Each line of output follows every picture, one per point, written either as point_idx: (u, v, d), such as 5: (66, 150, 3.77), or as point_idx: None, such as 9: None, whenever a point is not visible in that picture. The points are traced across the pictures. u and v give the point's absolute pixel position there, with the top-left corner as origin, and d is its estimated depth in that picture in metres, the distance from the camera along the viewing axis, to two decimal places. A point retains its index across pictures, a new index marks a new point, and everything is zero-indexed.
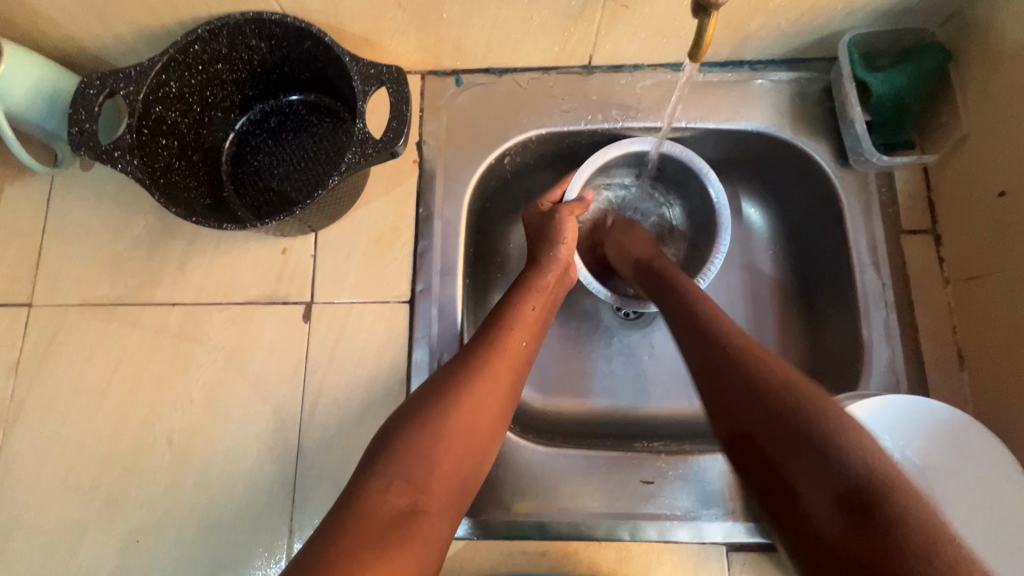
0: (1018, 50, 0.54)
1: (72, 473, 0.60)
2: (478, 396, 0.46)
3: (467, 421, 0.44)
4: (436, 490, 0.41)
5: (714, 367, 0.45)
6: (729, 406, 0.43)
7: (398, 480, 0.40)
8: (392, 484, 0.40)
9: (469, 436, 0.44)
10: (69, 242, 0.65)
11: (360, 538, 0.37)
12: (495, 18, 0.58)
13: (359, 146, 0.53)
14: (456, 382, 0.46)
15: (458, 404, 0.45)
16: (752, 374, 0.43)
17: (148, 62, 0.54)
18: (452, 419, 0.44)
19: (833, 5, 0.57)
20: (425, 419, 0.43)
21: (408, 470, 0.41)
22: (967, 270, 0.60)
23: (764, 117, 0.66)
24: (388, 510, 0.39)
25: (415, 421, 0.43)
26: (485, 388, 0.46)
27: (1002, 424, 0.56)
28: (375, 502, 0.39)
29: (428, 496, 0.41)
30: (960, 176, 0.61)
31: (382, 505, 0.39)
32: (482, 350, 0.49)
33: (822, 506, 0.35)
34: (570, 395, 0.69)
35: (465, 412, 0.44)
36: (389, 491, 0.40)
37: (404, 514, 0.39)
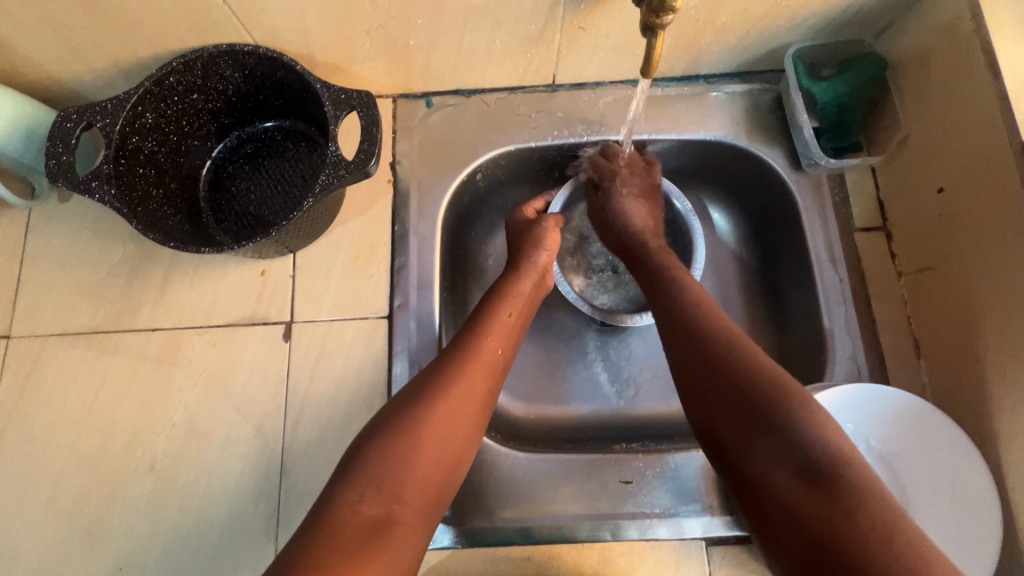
0: (945, 57, 0.58)
1: (54, 502, 0.60)
2: (455, 403, 0.47)
3: (443, 430, 0.46)
4: (410, 501, 0.42)
5: (686, 345, 0.49)
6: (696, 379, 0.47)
7: (371, 491, 0.41)
8: (365, 495, 0.41)
9: (445, 443, 0.45)
10: (47, 273, 0.66)
11: (334, 552, 0.38)
12: (461, 42, 0.61)
13: (332, 168, 0.55)
14: (434, 388, 0.47)
15: (432, 412, 0.46)
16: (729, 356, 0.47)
17: (124, 95, 0.56)
18: (428, 426, 0.45)
19: (775, 22, 0.61)
20: (400, 428, 0.44)
21: (382, 479, 0.42)
22: (917, 263, 0.63)
23: (722, 127, 0.69)
24: (360, 520, 0.40)
25: (392, 431, 0.44)
26: (460, 393, 0.47)
27: (957, 407, 0.59)
28: (347, 512, 0.40)
29: (401, 508, 0.42)
30: (904, 176, 0.65)
31: (355, 516, 0.40)
32: (463, 357, 0.50)
33: (774, 471, 0.41)
34: (548, 403, 0.70)
35: (440, 419, 0.46)
36: (361, 501, 0.41)
37: (375, 525, 0.40)
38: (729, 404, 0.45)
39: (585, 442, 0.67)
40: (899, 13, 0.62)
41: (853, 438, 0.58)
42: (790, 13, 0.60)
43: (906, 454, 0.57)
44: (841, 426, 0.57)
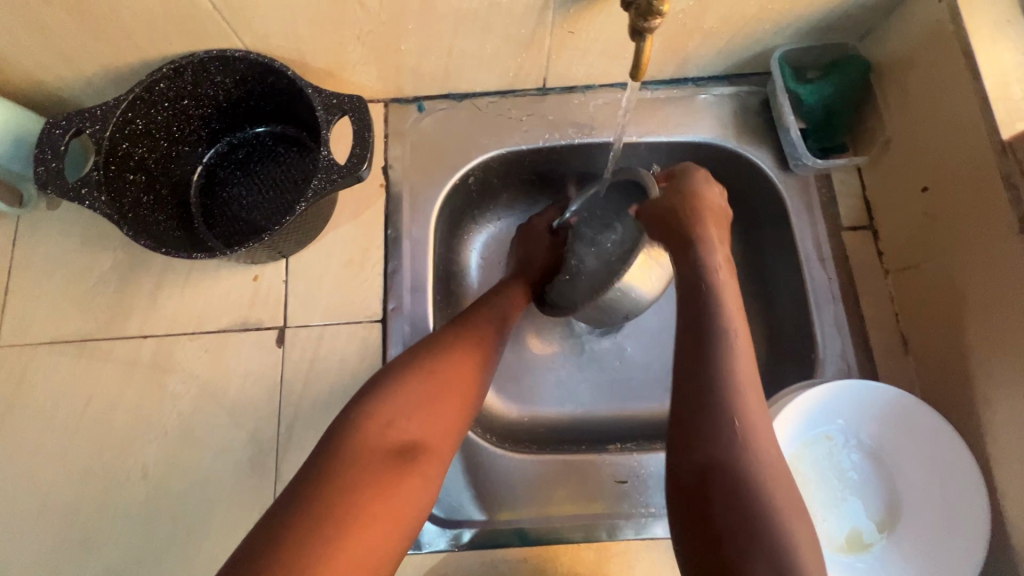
0: (926, 59, 0.59)
1: (44, 513, 0.60)
2: (474, 353, 0.53)
3: (467, 373, 0.52)
4: (438, 431, 0.48)
5: (711, 420, 0.42)
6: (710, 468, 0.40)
7: (400, 419, 0.47)
8: (396, 422, 0.47)
9: (468, 387, 0.51)
10: (36, 280, 0.66)
11: (360, 462, 0.43)
12: (452, 47, 0.61)
13: (325, 172, 0.55)
14: (458, 334, 0.54)
15: (457, 358, 0.52)
16: (754, 457, 0.41)
17: (113, 102, 0.55)
18: (455, 369, 0.51)
19: (761, 25, 0.62)
20: (430, 365, 0.50)
21: (413, 409, 0.48)
22: (903, 261, 0.64)
23: (710, 129, 0.70)
24: (390, 442, 0.45)
25: (425, 367, 0.50)
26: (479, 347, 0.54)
27: (945, 402, 0.60)
28: (378, 434, 0.45)
29: (428, 435, 0.47)
30: (889, 175, 0.66)
31: (385, 438, 0.45)
32: (479, 315, 0.57)
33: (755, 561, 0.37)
34: (542, 404, 0.71)
35: (464, 368, 0.52)
36: (391, 427, 0.46)
37: (405, 449, 0.46)
38: (729, 479, 0.40)
39: (580, 444, 0.68)
40: (882, 16, 0.63)
41: (841, 434, 0.61)
42: (775, 17, 0.61)
43: (895, 449, 0.59)
44: (829, 423, 0.60)
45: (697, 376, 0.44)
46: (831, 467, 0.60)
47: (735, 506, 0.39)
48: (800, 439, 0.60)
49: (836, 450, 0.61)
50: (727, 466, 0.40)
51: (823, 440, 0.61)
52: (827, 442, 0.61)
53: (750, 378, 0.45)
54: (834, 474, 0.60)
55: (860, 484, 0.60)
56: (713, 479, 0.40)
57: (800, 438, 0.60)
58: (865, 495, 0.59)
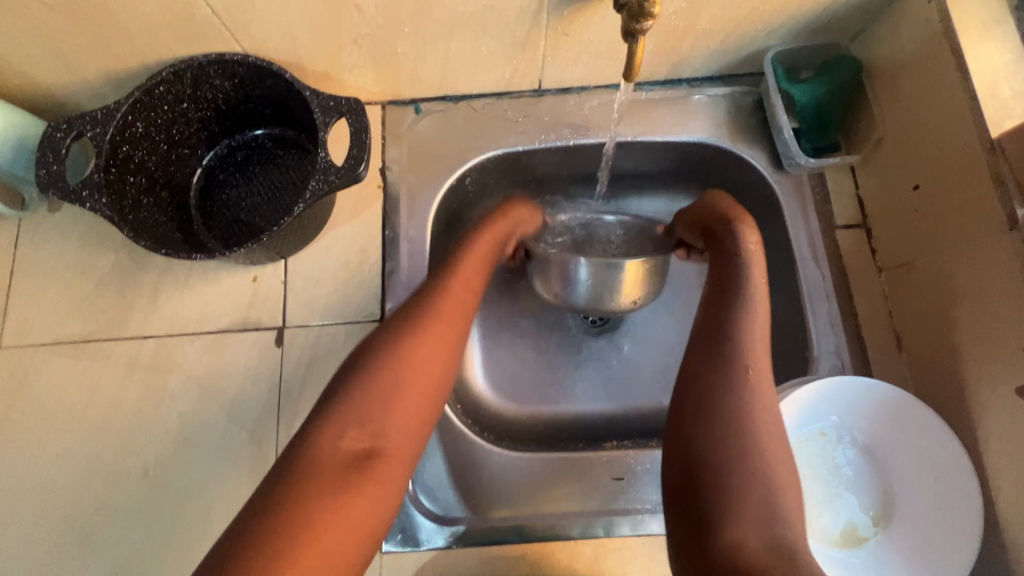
0: (916, 58, 0.60)
1: (45, 512, 0.60)
2: (433, 339, 0.50)
3: (422, 361, 0.48)
4: (394, 429, 0.46)
5: (711, 413, 0.45)
6: (711, 426, 0.44)
7: (352, 428, 0.44)
8: (348, 430, 0.44)
9: (426, 379, 0.48)
10: (38, 282, 0.66)
11: (312, 475, 0.41)
12: (447, 50, 0.62)
13: (322, 173, 0.56)
14: (412, 324, 0.50)
15: (413, 348, 0.49)
16: (749, 426, 0.44)
17: (114, 105, 0.56)
18: (410, 361, 0.48)
19: (754, 26, 0.63)
20: (381, 361, 0.47)
21: (365, 413, 0.45)
22: (896, 258, 0.65)
23: (704, 129, 0.71)
24: (343, 451, 0.43)
25: (376, 364, 0.47)
26: (437, 331, 0.50)
27: (938, 398, 0.60)
28: (332, 442, 0.43)
29: (387, 435, 0.45)
30: (881, 174, 0.66)
31: (340, 446, 0.43)
32: (433, 297, 0.53)
33: (747, 540, 0.40)
34: (540, 403, 0.71)
35: (418, 356, 0.48)
36: (345, 434, 0.44)
37: (359, 458, 0.43)
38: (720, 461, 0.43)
39: (577, 442, 0.68)
40: (873, 16, 0.64)
41: (835, 430, 0.61)
42: (767, 18, 0.62)
43: (889, 445, 0.59)
44: (823, 419, 0.61)
45: (699, 374, 0.48)
46: (826, 463, 0.61)
47: (724, 469, 0.43)
48: (794, 435, 0.60)
49: (831, 446, 0.61)
50: (735, 423, 0.44)
51: (818, 436, 0.61)
52: (822, 438, 0.61)
53: (759, 370, 0.47)
54: (829, 470, 0.61)
55: (855, 480, 0.60)
56: (707, 465, 0.43)
57: (795, 434, 0.60)
58: (859, 491, 0.60)
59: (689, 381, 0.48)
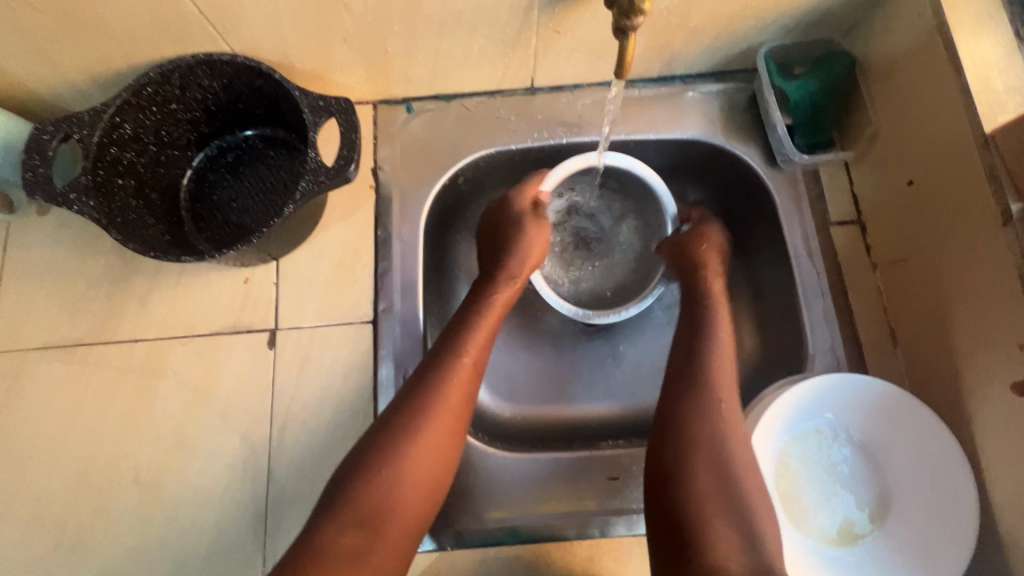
0: (910, 54, 0.59)
1: (37, 518, 0.60)
2: (426, 440, 0.50)
3: (421, 461, 0.49)
4: (391, 529, 0.47)
5: (688, 436, 0.51)
6: (694, 475, 0.49)
7: (351, 526, 0.46)
8: (346, 528, 0.46)
9: (420, 479, 0.49)
10: (26, 286, 0.66)
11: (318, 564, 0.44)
12: (438, 48, 0.62)
13: (312, 174, 0.55)
14: (405, 423, 0.50)
15: (406, 455, 0.49)
16: (721, 441, 0.51)
17: (101, 107, 0.56)
18: (405, 466, 0.49)
19: (746, 22, 0.62)
20: (375, 464, 0.48)
21: (359, 513, 0.46)
22: (891, 254, 0.64)
23: (698, 127, 0.70)
24: (341, 551, 0.45)
25: (368, 470, 0.48)
26: (432, 434, 0.50)
27: (933, 394, 0.60)
28: (331, 541, 0.45)
29: (381, 535, 0.46)
30: (876, 170, 0.66)
31: (337, 545, 0.45)
32: (433, 381, 0.52)
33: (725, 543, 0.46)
34: (535, 403, 0.71)
35: (413, 461, 0.49)
36: (343, 533, 0.45)
37: (360, 550, 0.45)
38: (700, 473, 0.49)
39: (573, 441, 0.68)
40: (867, 11, 0.64)
41: (832, 428, 0.61)
42: (760, 13, 0.61)
43: (884, 442, 0.59)
44: (819, 417, 0.60)
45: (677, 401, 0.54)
46: (823, 461, 0.61)
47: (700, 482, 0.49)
48: (790, 433, 0.60)
49: (827, 444, 0.61)
50: (708, 474, 0.49)
51: (813, 434, 0.61)
52: (818, 436, 0.61)
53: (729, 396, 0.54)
54: (825, 468, 0.60)
55: (852, 478, 0.60)
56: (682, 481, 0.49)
57: (790, 432, 0.60)
58: (856, 489, 0.59)
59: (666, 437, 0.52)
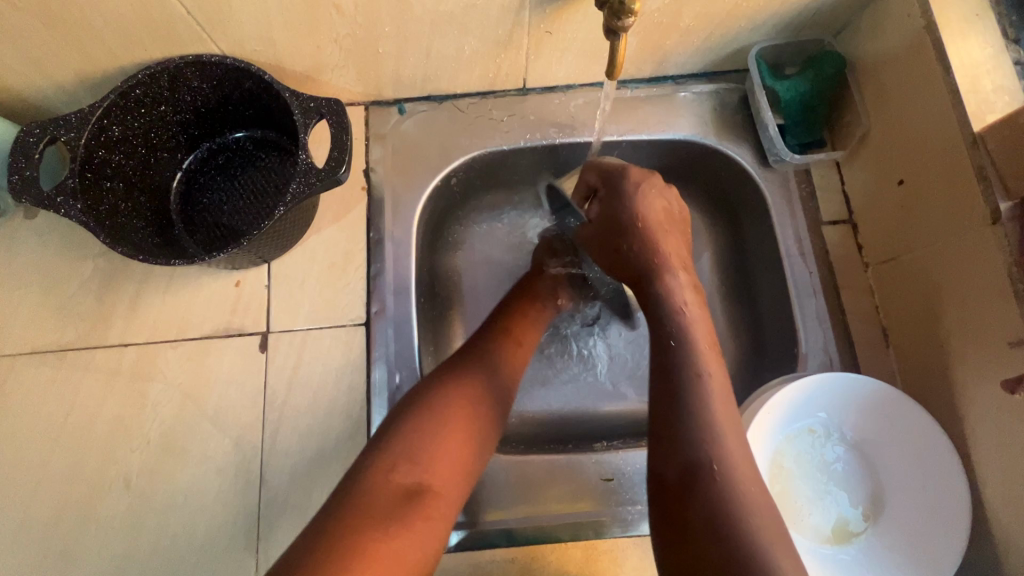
0: (899, 54, 0.60)
1: (25, 524, 0.59)
2: (474, 389, 0.52)
3: (470, 408, 0.51)
4: (440, 471, 0.47)
5: (680, 435, 0.43)
6: (695, 478, 0.41)
7: (404, 461, 0.46)
8: (398, 464, 0.46)
9: (471, 427, 0.50)
10: (14, 290, 0.65)
11: (362, 509, 0.43)
12: (429, 49, 0.61)
13: (303, 176, 0.55)
14: (455, 373, 0.53)
15: (457, 397, 0.51)
16: (713, 438, 0.43)
17: (88, 109, 0.55)
18: (454, 406, 0.50)
19: (737, 22, 0.63)
20: (430, 402, 0.50)
21: (413, 449, 0.47)
22: (882, 253, 0.65)
23: (691, 126, 0.70)
24: (393, 487, 0.44)
25: (423, 407, 0.49)
26: (481, 384, 0.53)
27: (925, 392, 0.60)
28: (383, 478, 0.45)
29: (432, 476, 0.46)
30: (867, 169, 0.66)
31: (390, 482, 0.45)
32: (485, 345, 0.57)
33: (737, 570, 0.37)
34: (519, 409, 0.70)
35: (462, 406, 0.50)
36: (396, 469, 0.45)
37: (413, 490, 0.45)
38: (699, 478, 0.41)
39: (563, 445, 0.67)
40: (856, 12, 0.64)
41: (825, 427, 0.61)
42: (751, 14, 0.62)
43: (877, 440, 0.60)
44: (812, 416, 0.61)
45: (663, 399, 0.46)
46: (815, 460, 0.61)
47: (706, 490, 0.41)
48: (783, 433, 0.60)
49: (820, 442, 0.61)
50: (707, 495, 0.40)
51: (806, 433, 0.61)
52: (811, 435, 0.61)
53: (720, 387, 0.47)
54: (818, 467, 0.61)
55: (844, 476, 0.60)
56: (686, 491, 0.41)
57: (783, 432, 0.60)
58: (848, 487, 0.60)
59: (660, 478, 0.43)
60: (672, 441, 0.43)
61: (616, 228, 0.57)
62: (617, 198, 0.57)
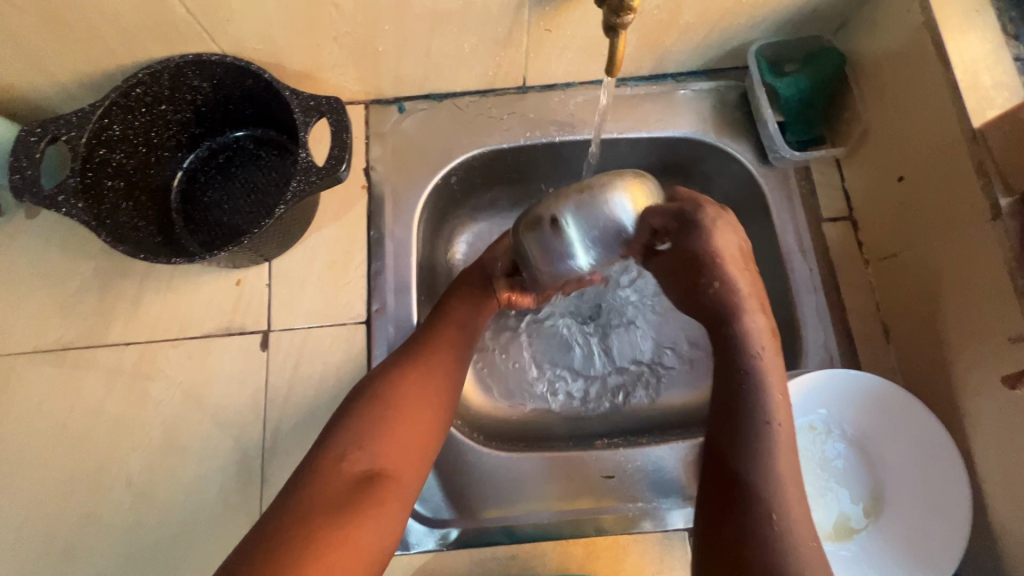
0: (898, 50, 0.60)
1: (28, 523, 0.59)
2: (418, 374, 0.53)
3: (415, 394, 0.52)
4: (392, 456, 0.49)
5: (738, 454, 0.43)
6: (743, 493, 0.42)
7: (353, 449, 0.48)
8: (348, 453, 0.47)
9: (416, 411, 0.51)
10: (16, 290, 0.65)
11: (318, 495, 0.44)
12: (428, 48, 0.61)
13: (303, 174, 0.55)
14: (399, 362, 0.54)
15: (402, 384, 0.52)
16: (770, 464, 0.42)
17: (89, 108, 0.55)
18: (400, 392, 0.51)
19: (736, 20, 0.63)
20: (377, 391, 0.51)
21: (361, 438, 0.48)
22: (882, 250, 0.65)
23: (690, 124, 0.70)
24: (348, 474, 0.46)
25: (367, 397, 0.51)
26: (422, 369, 0.54)
27: (925, 388, 0.60)
28: (335, 468, 0.46)
29: (384, 461, 0.48)
30: (867, 166, 0.66)
31: (343, 471, 0.46)
32: (426, 333, 0.57)
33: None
34: (518, 332, 0.73)
35: (407, 394, 0.52)
36: (346, 458, 0.47)
37: (367, 475, 0.47)
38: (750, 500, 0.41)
39: (536, 381, 0.72)
40: (855, 8, 0.64)
41: (826, 423, 0.61)
42: (750, 11, 0.62)
43: (878, 437, 0.59)
44: (813, 412, 0.61)
45: (726, 426, 0.45)
46: (816, 456, 0.61)
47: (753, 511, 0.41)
48: None
49: (821, 439, 0.61)
50: (753, 517, 0.41)
51: (807, 430, 0.61)
52: (811, 432, 0.61)
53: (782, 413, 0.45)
54: (819, 463, 0.61)
55: (845, 472, 0.60)
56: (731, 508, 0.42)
57: None
58: (849, 483, 0.60)
59: (710, 494, 0.43)
60: (728, 461, 0.43)
61: (691, 264, 0.49)
62: (694, 230, 0.48)
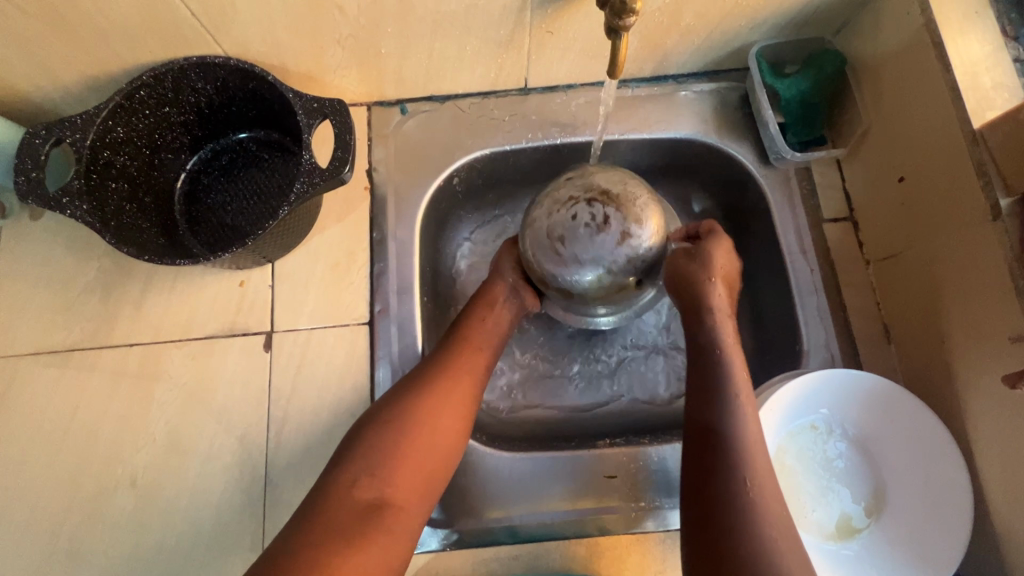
0: (899, 51, 0.60)
1: (33, 524, 0.59)
2: (436, 402, 0.53)
3: (429, 423, 0.52)
4: (402, 483, 0.49)
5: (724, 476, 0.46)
6: (727, 513, 0.44)
7: (364, 476, 0.48)
8: (359, 480, 0.48)
9: (431, 440, 0.51)
10: (20, 291, 0.65)
11: (326, 522, 0.45)
12: (431, 49, 0.62)
13: (307, 176, 0.55)
14: (415, 388, 0.54)
15: (417, 413, 0.52)
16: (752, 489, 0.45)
17: (93, 111, 0.56)
18: (415, 421, 0.51)
19: (737, 22, 0.63)
20: (391, 416, 0.51)
21: (374, 466, 0.49)
22: (883, 250, 0.65)
23: (691, 125, 0.71)
24: (357, 502, 0.47)
25: (382, 423, 0.51)
26: (440, 397, 0.53)
27: (926, 388, 0.61)
28: (345, 493, 0.47)
29: (393, 489, 0.48)
30: (868, 167, 0.66)
31: (352, 498, 0.47)
32: (444, 358, 0.56)
33: None
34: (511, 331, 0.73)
35: (422, 424, 0.51)
36: (356, 485, 0.47)
37: (375, 505, 0.47)
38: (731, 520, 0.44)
39: (528, 379, 0.72)
40: (855, 10, 0.64)
41: (826, 422, 0.61)
42: (751, 13, 0.62)
43: (879, 435, 0.60)
44: (814, 412, 0.61)
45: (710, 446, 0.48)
46: (818, 455, 0.61)
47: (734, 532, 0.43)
48: (785, 429, 0.61)
49: (822, 438, 0.61)
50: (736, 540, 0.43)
51: (808, 430, 0.61)
52: (812, 431, 0.62)
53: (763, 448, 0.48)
54: (820, 463, 0.61)
55: (846, 471, 0.60)
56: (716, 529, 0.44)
57: (785, 428, 0.61)
58: (850, 482, 0.60)
59: (699, 513, 0.46)
60: (712, 478, 0.46)
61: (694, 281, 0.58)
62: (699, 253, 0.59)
